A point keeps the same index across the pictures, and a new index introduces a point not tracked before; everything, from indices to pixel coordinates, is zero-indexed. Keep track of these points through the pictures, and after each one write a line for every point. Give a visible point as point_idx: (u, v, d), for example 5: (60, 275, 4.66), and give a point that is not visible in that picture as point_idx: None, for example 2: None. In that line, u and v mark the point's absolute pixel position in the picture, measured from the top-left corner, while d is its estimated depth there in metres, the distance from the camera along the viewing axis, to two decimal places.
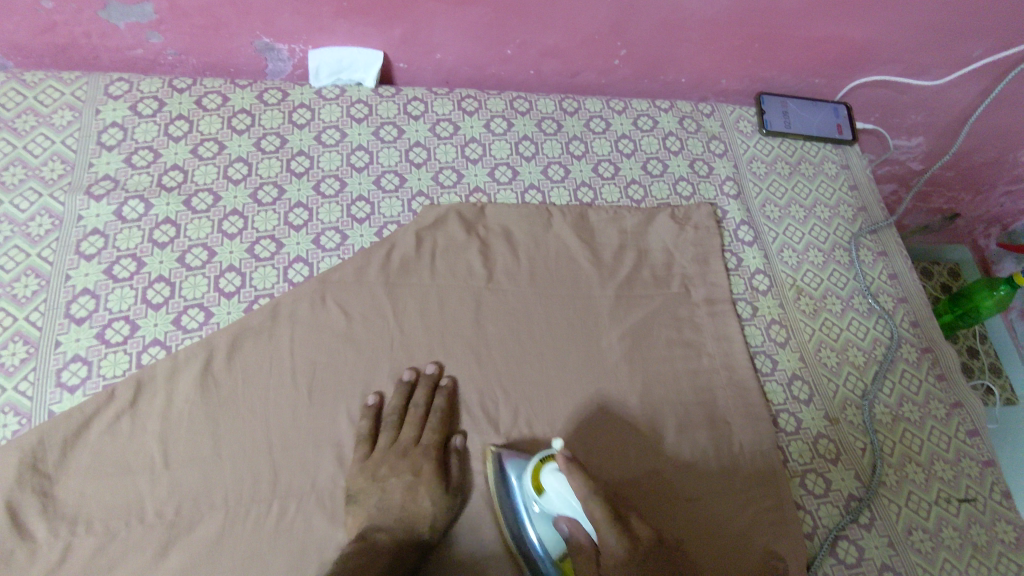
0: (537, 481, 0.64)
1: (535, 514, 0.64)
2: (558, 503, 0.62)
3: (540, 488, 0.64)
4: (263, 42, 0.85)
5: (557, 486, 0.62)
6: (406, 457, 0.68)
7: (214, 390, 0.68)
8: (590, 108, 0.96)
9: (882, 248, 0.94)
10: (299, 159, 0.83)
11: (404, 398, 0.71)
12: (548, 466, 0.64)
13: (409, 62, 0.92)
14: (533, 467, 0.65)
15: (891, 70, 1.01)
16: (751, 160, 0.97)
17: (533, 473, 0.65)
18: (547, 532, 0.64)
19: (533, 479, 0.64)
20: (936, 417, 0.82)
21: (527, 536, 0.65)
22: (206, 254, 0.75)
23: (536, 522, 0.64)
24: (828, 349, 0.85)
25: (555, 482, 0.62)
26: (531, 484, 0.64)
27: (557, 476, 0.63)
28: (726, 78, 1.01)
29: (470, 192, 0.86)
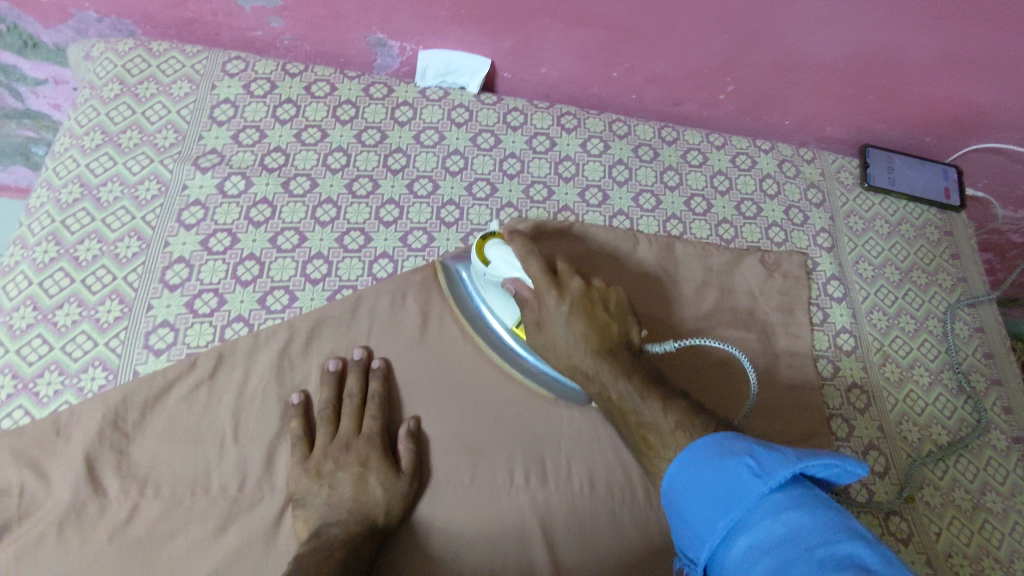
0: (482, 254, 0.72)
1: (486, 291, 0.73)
2: (503, 268, 0.70)
3: (486, 260, 0.71)
4: (377, 37, 0.86)
5: (502, 256, 0.70)
6: (350, 450, 0.67)
7: (290, 375, 0.69)
8: (689, 140, 0.94)
9: (979, 323, 0.89)
10: (396, 156, 0.84)
11: (335, 390, 0.69)
12: (493, 240, 0.72)
13: (514, 73, 0.92)
14: (477, 245, 0.72)
15: (1011, 138, 0.95)
16: (849, 214, 0.93)
17: (479, 249, 0.72)
18: (505, 309, 0.72)
19: (478, 254, 0.72)
20: (1022, 513, 0.77)
21: (488, 315, 0.74)
22: (298, 238, 0.77)
23: (492, 297, 0.73)
24: (910, 422, 0.80)
25: (497, 251, 0.70)
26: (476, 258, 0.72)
27: (501, 248, 0.70)
28: (832, 126, 0.97)
29: (559, 210, 0.85)
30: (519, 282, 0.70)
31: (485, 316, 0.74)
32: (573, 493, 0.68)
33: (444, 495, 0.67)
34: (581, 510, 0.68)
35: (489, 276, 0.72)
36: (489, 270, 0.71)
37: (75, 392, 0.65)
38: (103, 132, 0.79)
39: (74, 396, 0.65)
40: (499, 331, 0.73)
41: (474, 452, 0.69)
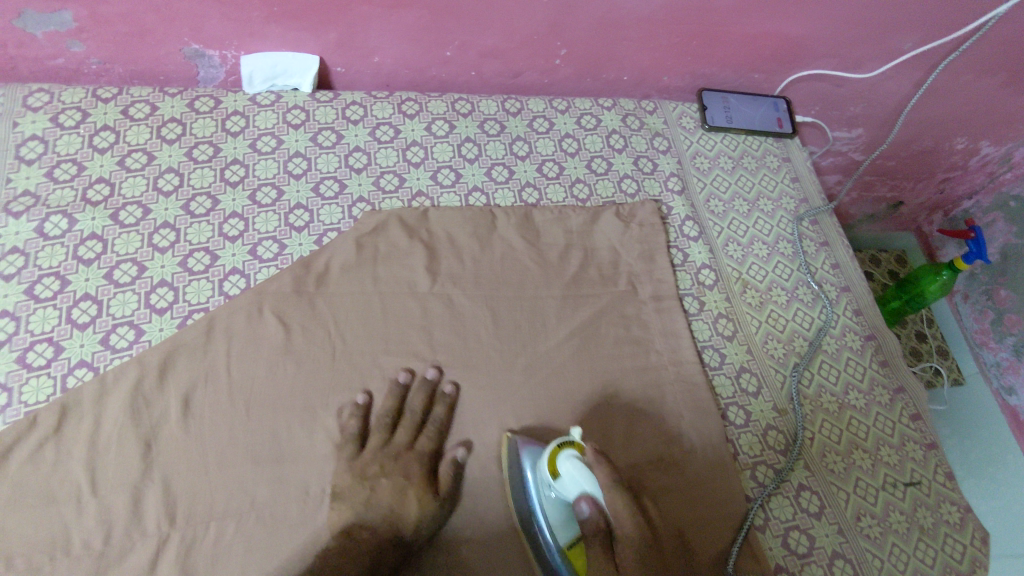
0: (556, 466, 0.65)
1: (546, 498, 0.65)
2: (573, 486, 0.64)
3: (557, 473, 0.65)
4: (192, 48, 0.82)
5: (576, 478, 0.64)
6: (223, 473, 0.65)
7: (146, 414, 0.65)
8: (534, 108, 0.95)
9: (824, 238, 0.96)
10: (233, 168, 0.81)
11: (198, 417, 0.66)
12: (569, 452, 0.65)
13: (347, 66, 0.90)
14: (550, 451, 0.66)
15: (827, 64, 1.02)
16: (695, 156, 0.98)
17: (552, 456, 0.65)
18: (560, 521, 0.65)
19: (550, 465, 0.65)
20: (881, 403, 0.83)
21: (534, 519, 0.65)
22: (136, 269, 0.72)
23: (546, 503, 0.65)
24: (775, 340, 0.85)
25: (571, 467, 0.64)
26: (546, 469, 0.65)
27: (577, 469, 0.64)
28: (667, 76, 1.01)
29: (412, 196, 0.85)
30: (592, 502, 0.64)
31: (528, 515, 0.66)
32: (400, 424, 0.70)
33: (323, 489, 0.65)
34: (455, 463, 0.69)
35: (551, 488, 0.65)
36: (557, 482, 0.64)
37: None
38: None
39: None
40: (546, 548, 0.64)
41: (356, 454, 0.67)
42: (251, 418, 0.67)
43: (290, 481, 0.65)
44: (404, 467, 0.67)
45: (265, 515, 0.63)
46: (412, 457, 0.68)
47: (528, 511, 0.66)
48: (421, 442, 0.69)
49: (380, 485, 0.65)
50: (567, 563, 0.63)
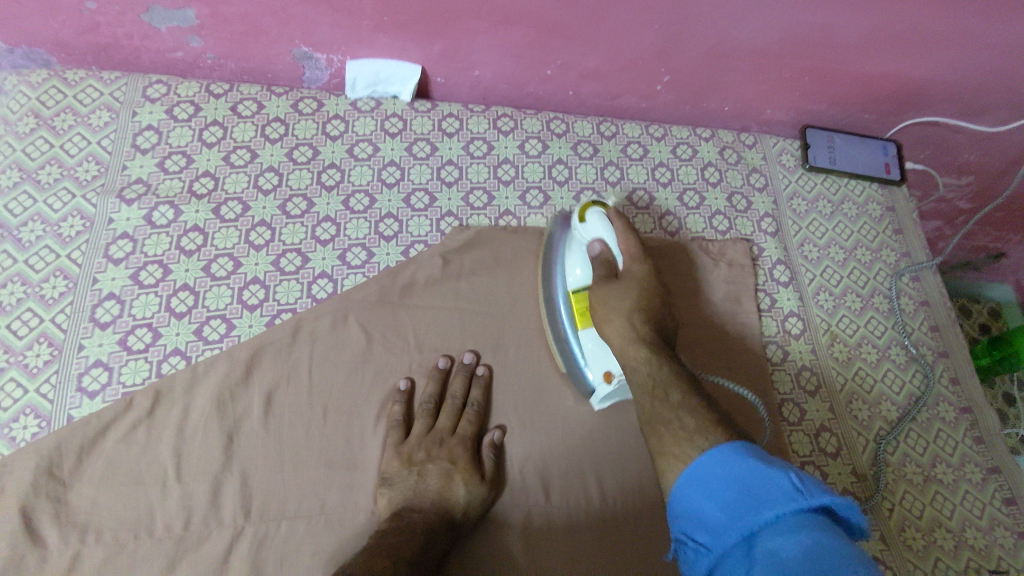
0: (582, 214, 0.74)
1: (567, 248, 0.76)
2: (595, 231, 0.73)
3: (583, 220, 0.74)
4: (302, 51, 0.84)
5: (598, 228, 0.73)
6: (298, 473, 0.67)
7: (231, 408, 0.67)
8: (628, 134, 0.94)
9: (924, 296, 0.90)
10: (330, 171, 0.83)
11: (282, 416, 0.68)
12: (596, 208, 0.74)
13: (448, 77, 0.90)
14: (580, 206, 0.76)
15: (947, 110, 0.95)
16: (792, 196, 0.94)
17: (583, 209, 0.75)
18: (578, 267, 0.73)
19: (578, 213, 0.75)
20: (971, 481, 0.78)
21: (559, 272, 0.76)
22: (232, 264, 0.75)
23: (571, 254, 0.75)
24: (860, 401, 0.81)
25: (597, 213, 0.73)
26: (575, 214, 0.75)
27: (600, 220, 0.73)
28: (771, 109, 0.97)
29: (500, 215, 0.85)
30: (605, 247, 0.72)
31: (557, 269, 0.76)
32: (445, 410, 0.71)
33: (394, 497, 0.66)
34: (506, 463, 0.70)
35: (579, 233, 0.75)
36: (580, 228, 0.74)
37: (7, 443, 0.64)
38: (20, 169, 0.77)
39: (6, 446, 0.64)
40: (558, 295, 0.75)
41: None
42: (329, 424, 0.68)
43: (359, 491, 0.66)
44: (449, 453, 0.68)
45: (334, 520, 0.64)
46: (456, 443, 0.69)
47: (558, 263, 0.76)
48: (463, 427, 0.70)
49: (427, 472, 0.67)
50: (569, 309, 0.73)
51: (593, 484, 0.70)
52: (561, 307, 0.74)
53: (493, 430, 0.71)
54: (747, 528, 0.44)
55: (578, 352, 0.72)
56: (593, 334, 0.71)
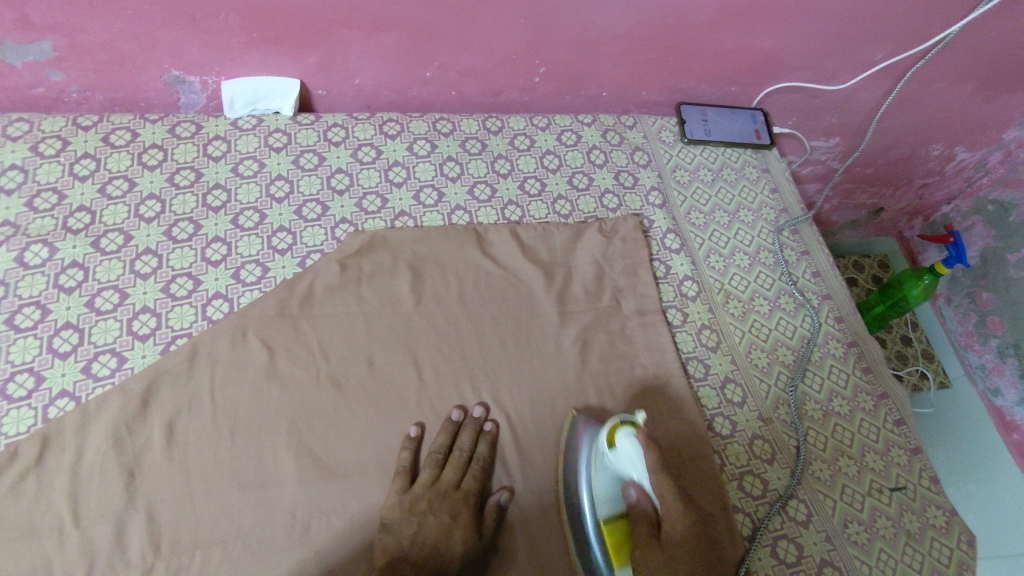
0: (612, 437, 0.65)
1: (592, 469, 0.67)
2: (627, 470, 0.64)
3: (613, 445, 0.65)
4: (173, 75, 0.83)
5: (631, 457, 0.63)
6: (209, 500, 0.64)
7: (130, 443, 0.65)
8: (514, 126, 0.97)
9: (804, 247, 0.97)
10: (215, 192, 0.82)
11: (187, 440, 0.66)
12: (628, 429, 0.65)
13: (328, 88, 0.91)
14: (611, 424, 0.66)
15: (801, 76, 1.04)
16: (675, 169, 0.99)
17: (611, 430, 0.66)
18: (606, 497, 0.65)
19: (607, 435, 0.65)
20: (865, 409, 0.84)
21: (582, 486, 0.68)
22: (118, 296, 0.72)
23: (599, 480, 0.66)
24: (759, 350, 0.86)
25: (627, 444, 0.63)
26: (604, 437, 0.66)
27: (634, 447, 0.63)
28: (646, 91, 1.02)
29: (395, 216, 0.85)
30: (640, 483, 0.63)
31: (581, 492, 0.67)
32: (358, 413, 0.71)
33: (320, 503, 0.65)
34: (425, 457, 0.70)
35: (610, 464, 0.65)
36: (610, 456, 0.65)
37: None
38: None
39: None
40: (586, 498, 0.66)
41: (341, 474, 0.67)
42: (237, 444, 0.67)
43: (275, 506, 0.64)
44: (366, 454, 0.68)
45: (251, 540, 0.62)
46: (372, 444, 0.69)
47: (583, 487, 0.67)
48: (379, 427, 0.70)
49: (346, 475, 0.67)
50: (603, 545, 0.64)
51: (515, 461, 0.71)
52: (593, 542, 0.65)
53: (412, 427, 0.70)
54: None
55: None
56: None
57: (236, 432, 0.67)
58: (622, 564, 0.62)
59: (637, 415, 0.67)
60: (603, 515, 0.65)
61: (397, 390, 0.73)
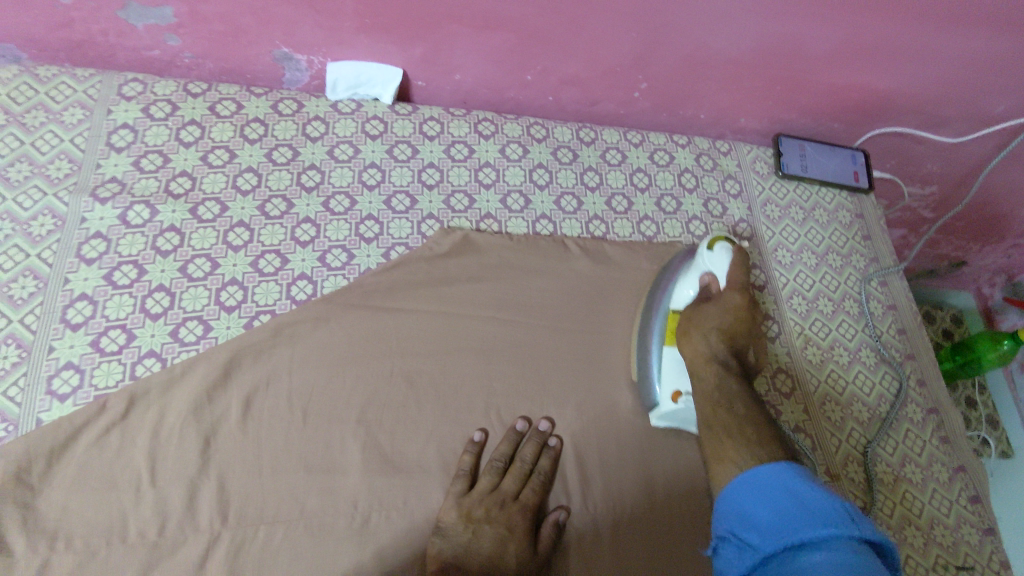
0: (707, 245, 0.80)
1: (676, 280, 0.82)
2: (710, 264, 0.78)
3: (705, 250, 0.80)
4: (283, 51, 0.84)
5: (725, 260, 0.78)
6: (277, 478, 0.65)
7: (208, 411, 0.66)
8: (607, 139, 0.95)
9: (892, 301, 0.93)
10: (310, 173, 0.83)
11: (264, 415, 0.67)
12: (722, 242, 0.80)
13: (429, 80, 0.90)
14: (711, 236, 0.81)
15: (910, 120, 0.99)
16: (765, 203, 0.96)
17: (713, 240, 0.79)
18: (690, 288, 0.78)
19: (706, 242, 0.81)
20: (938, 480, 0.81)
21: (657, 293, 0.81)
22: (210, 265, 0.74)
23: (684, 274, 0.79)
24: (833, 402, 0.83)
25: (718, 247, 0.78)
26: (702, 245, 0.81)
27: (725, 251, 0.78)
28: (745, 118, 0.99)
29: (481, 218, 0.85)
30: (714, 279, 0.77)
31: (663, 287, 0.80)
32: (427, 410, 0.71)
33: (382, 499, 0.65)
34: (485, 463, 0.70)
35: (700, 261, 0.79)
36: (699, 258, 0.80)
37: None
38: None
39: None
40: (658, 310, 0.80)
41: (404, 471, 0.67)
42: (310, 425, 0.68)
43: (339, 494, 0.65)
44: (430, 455, 0.69)
45: (314, 524, 0.63)
46: (436, 445, 0.69)
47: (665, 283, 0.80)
48: (445, 429, 0.70)
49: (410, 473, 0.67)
50: (663, 326, 0.77)
51: (576, 482, 0.71)
52: (655, 321, 0.78)
53: (476, 431, 0.70)
54: (786, 540, 0.51)
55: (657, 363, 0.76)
56: (676, 354, 0.75)
57: (309, 413, 0.68)
58: (670, 344, 0.76)
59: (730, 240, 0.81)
60: (676, 303, 0.78)
61: (468, 395, 0.73)
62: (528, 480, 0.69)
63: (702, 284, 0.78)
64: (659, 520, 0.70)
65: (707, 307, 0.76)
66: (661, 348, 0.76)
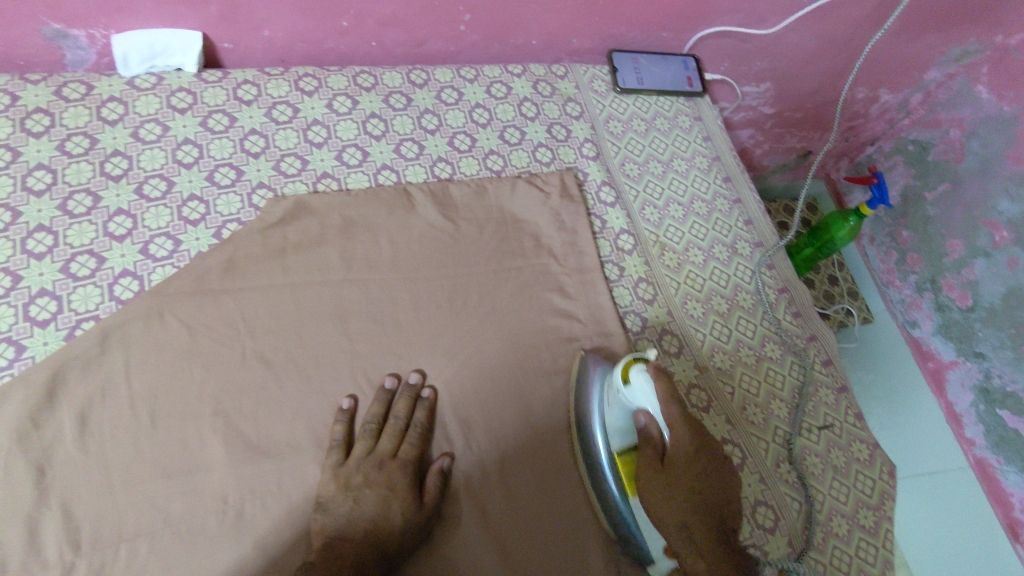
0: (626, 375, 0.67)
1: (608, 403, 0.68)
2: (642, 400, 0.66)
3: (627, 380, 0.67)
4: (53, 28, 0.74)
5: (651, 393, 0.65)
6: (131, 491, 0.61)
7: (37, 438, 0.60)
8: (440, 78, 0.92)
9: (737, 196, 0.98)
10: (114, 160, 0.75)
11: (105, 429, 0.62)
12: (640, 365, 0.66)
13: (235, 41, 0.83)
14: (625, 362, 0.67)
15: (731, 20, 1.02)
16: (607, 119, 0.97)
17: (625, 366, 0.67)
18: (620, 431, 0.67)
19: (621, 371, 0.67)
20: (794, 352, 0.87)
21: (595, 426, 0.69)
22: (11, 280, 0.66)
23: (610, 415, 0.68)
24: (694, 300, 0.87)
25: (641, 380, 0.65)
26: (619, 375, 0.67)
27: (649, 385, 0.65)
28: (576, 38, 0.99)
29: (318, 178, 0.80)
30: (651, 417, 0.66)
31: (592, 422, 0.69)
32: (289, 385, 0.68)
33: (254, 487, 0.62)
34: (359, 428, 0.68)
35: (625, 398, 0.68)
36: (626, 391, 0.66)
37: None
38: None
39: None
40: (603, 458, 0.67)
41: (273, 452, 0.64)
42: (161, 429, 0.63)
43: (206, 491, 0.61)
44: (298, 433, 0.66)
45: (181, 528, 0.59)
46: (305, 422, 0.67)
47: (595, 425, 0.69)
48: (313, 403, 0.68)
49: (281, 454, 0.65)
50: (616, 475, 0.65)
51: (456, 425, 0.70)
52: (606, 474, 0.66)
53: (345, 399, 0.68)
54: None
55: (626, 517, 0.65)
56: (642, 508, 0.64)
57: (157, 416, 0.64)
58: (634, 495, 0.64)
59: (648, 353, 0.68)
60: (617, 448, 0.66)
61: (331, 363, 0.70)
62: (406, 436, 0.68)
63: (640, 426, 0.67)
64: (542, 445, 0.71)
65: (661, 467, 0.65)
66: (627, 501, 0.65)
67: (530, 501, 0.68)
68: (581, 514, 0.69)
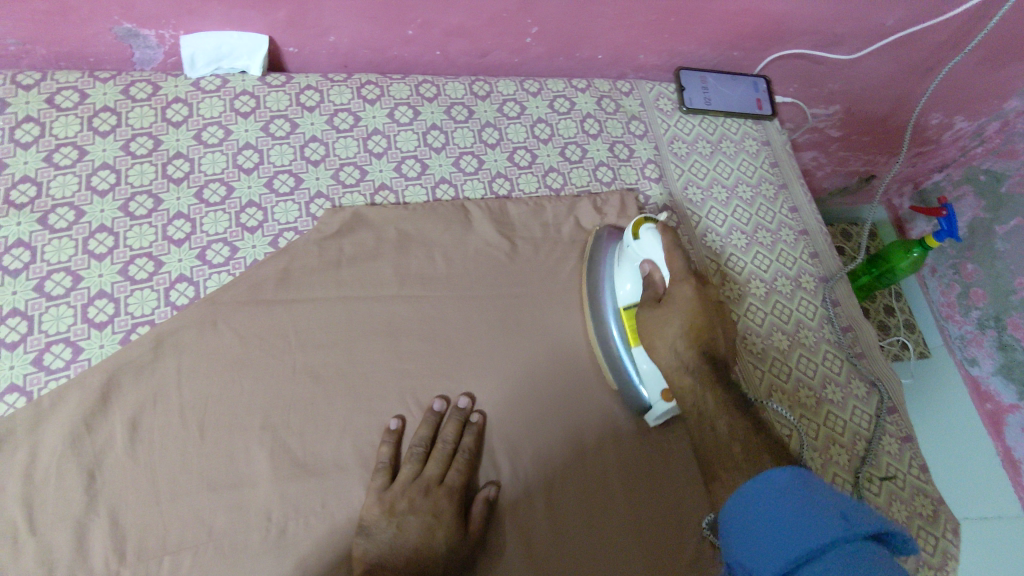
0: (637, 232, 0.72)
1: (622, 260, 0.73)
2: (648, 250, 0.70)
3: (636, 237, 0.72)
4: (124, 28, 0.73)
5: (657, 244, 0.70)
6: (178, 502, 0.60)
7: (89, 443, 0.60)
8: (503, 91, 0.90)
9: (803, 226, 0.94)
10: (176, 162, 0.74)
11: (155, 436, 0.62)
12: (650, 224, 0.72)
13: (300, 46, 0.82)
14: (636, 221, 0.73)
15: (807, 42, 0.97)
16: (672, 140, 0.94)
17: (636, 225, 0.73)
18: (629, 282, 0.71)
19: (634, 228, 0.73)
20: (858, 396, 0.83)
21: (605, 287, 0.74)
22: (71, 279, 0.66)
23: (621, 269, 0.73)
24: (753, 335, 0.83)
25: (650, 233, 0.71)
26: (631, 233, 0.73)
27: (656, 234, 0.70)
28: (643, 54, 0.95)
29: (375, 190, 0.79)
30: (654, 265, 0.70)
31: (603, 284, 0.74)
32: (338, 401, 0.67)
33: (298, 506, 0.61)
34: (405, 450, 0.66)
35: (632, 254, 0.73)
36: (635, 244, 0.72)
37: None
38: None
39: None
40: (608, 311, 0.73)
41: (318, 471, 0.63)
42: (209, 439, 0.63)
43: (250, 508, 0.60)
44: (344, 452, 0.65)
45: (224, 544, 0.59)
46: (352, 441, 0.65)
47: (606, 280, 0.74)
48: (361, 421, 0.66)
49: (326, 472, 0.63)
50: (622, 326, 0.71)
51: (504, 454, 0.68)
52: (612, 324, 0.72)
53: (392, 420, 0.67)
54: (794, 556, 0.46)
55: (631, 368, 0.70)
56: (643, 353, 0.68)
57: (206, 426, 0.63)
58: (636, 343, 0.69)
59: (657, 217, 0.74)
60: (623, 300, 0.71)
61: (381, 381, 0.69)
62: (453, 461, 0.66)
63: (645, 275, 0.70)
64: (590, 480, 0.69)
65: (659, 305, 0.68)
66: (630, 350, 0.70)
67: (577, 540, 0.66)
68: (629, 555, 0.66)
